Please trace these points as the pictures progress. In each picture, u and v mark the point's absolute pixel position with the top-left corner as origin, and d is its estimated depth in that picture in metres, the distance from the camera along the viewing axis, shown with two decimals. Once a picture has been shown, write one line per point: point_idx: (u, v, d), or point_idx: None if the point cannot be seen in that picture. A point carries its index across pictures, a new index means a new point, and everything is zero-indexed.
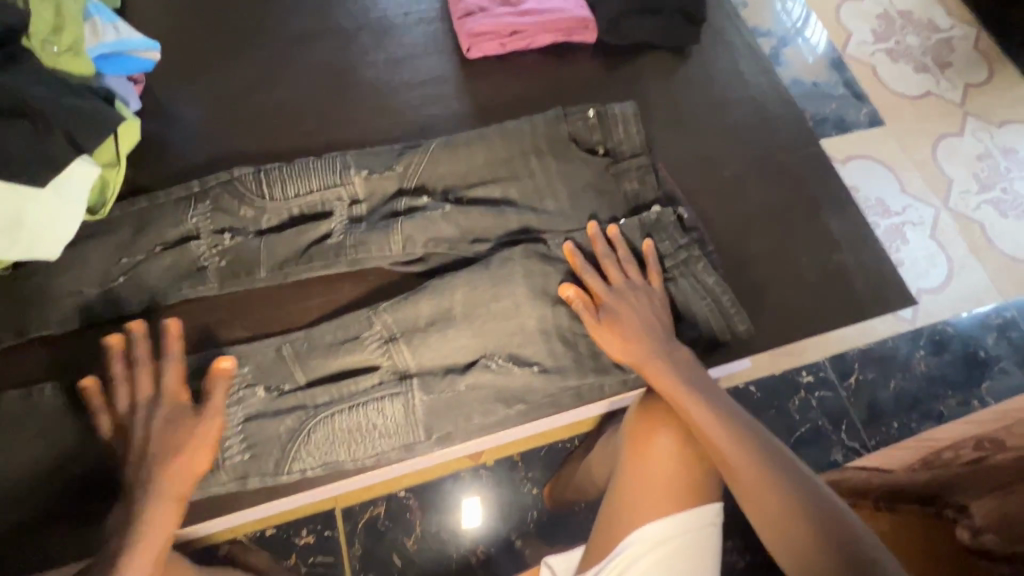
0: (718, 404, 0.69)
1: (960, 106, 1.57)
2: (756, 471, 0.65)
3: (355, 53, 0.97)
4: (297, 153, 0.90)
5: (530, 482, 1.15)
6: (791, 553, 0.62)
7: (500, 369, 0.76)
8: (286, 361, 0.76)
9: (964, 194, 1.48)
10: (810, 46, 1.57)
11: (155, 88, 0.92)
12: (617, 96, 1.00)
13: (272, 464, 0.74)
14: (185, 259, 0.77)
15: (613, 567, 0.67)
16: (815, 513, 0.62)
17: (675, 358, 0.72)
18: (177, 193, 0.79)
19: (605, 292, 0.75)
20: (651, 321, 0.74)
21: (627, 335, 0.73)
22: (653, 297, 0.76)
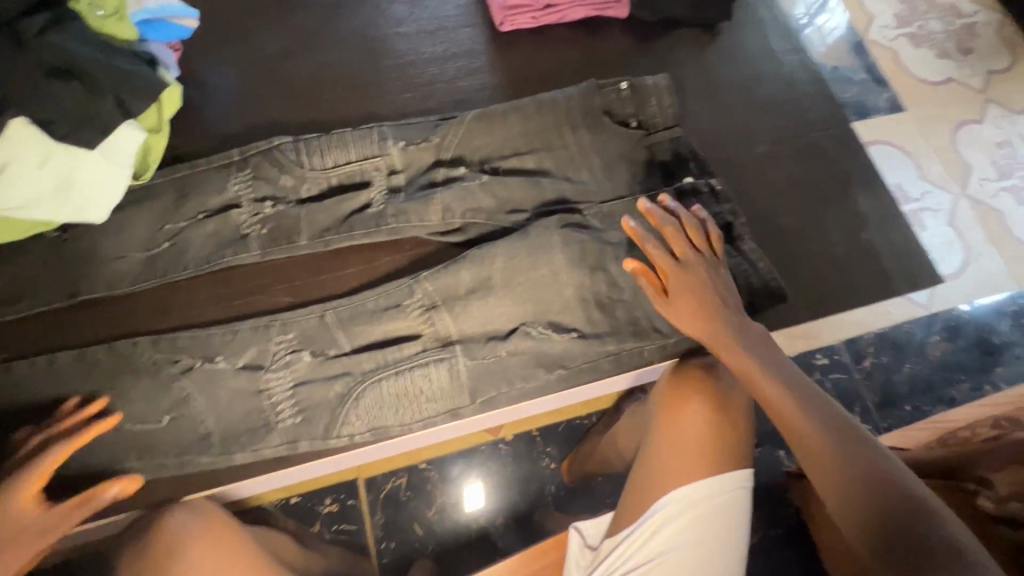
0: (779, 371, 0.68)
1: (981, 92, 1.56)
2: (823, 440, 0.62)
3: (386, 24, 0.97)
4: (332, 124, 0.91)
5: (548, 457, 1.17)
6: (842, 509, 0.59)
7: (542, 335, 0.78)
8: (330, 327, 0.77)
9: (983, 181, 1.48)
10: (832, 30, 1.56)
11: (191, 56, 0.92)
12: (647, 72, 1.00)
13: (322, 428, 0.76)
14: (227, 227, 0.79)
15: (646, 530, 0.69)
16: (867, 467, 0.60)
17: (726, 315, 0.73)
18: (218, 162, 0.80)
19: (672, 266, 0.75)
20: (715, 292, 0.74)
21: (694, 305, 0.73)
22: (717, 269, 0.77)
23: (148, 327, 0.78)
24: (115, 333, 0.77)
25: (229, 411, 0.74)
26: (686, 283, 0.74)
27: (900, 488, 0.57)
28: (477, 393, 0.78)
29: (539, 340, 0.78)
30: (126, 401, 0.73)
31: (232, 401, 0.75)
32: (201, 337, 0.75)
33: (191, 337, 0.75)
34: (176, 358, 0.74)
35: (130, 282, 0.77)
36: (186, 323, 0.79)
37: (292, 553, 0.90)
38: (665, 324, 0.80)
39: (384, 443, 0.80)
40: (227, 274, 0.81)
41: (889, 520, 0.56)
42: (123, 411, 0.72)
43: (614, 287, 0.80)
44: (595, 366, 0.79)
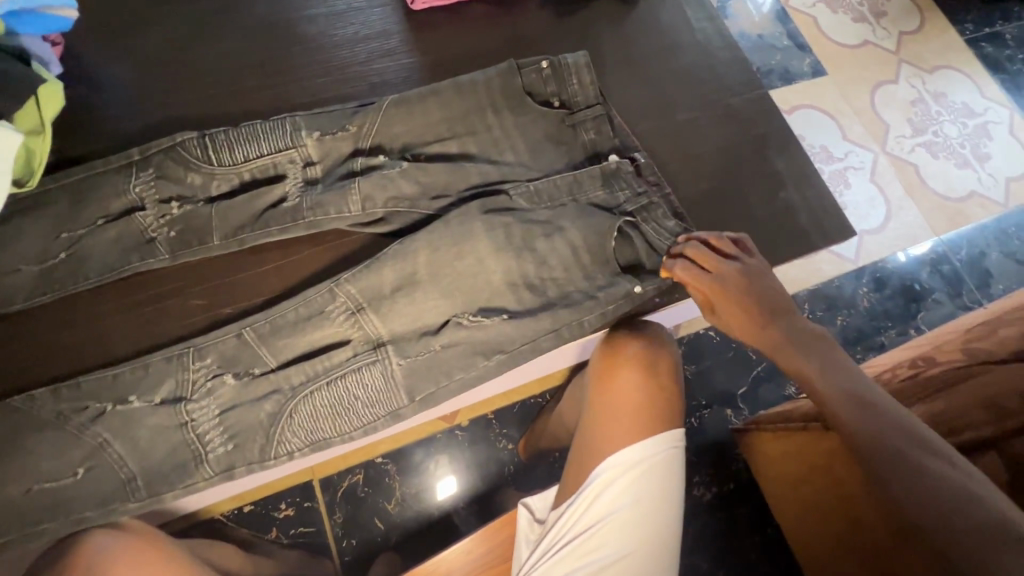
0: (832, 364, 0.70)
1: (895, 53, 1.63)
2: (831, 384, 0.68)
3: (293, 7, 0.93)
4: (241, 115, 0.87)
5: (505, 438, 1.18)
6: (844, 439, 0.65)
7: (475, 324, 0.77)
8: (251, 344, 0.74)
9: (900, 138, 1.56)
10: (755, 3, 1.61)
11: (79, 51, 0.86)
12: (568, 46, 1.00)
13: (257, 451, 0.73)
14: (131, 231, 0.74)
15: (591, 518, 0.70)
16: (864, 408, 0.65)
17: (756, 282, 0.77)
18: (116, 162, 0.75)
19: (716, 283, 0.76)
20: (752, 292, 0.76)
21: (744, 312, 0.76)
22: (746, 266, 0.78)
23: (56, 365, 0.72)
24: (17, 363, 0.72)
25: (151, 451, 0.69)
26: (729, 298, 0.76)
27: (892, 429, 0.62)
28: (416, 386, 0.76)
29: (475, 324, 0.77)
30: (31, 456, 0.66)
31: (152, 436, 0.70)
32: (117, 377, 0.71)
33: (99, 379, 0.70)
34: (82, 405, 0.69)
35: (26, 297, 0.72)
36: (102, 362, 0.73)
37: (242, 566, 0.88)
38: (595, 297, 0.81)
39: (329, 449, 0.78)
40: (141, 286, 0.77)
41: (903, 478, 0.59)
42: (28, 471, 0.66)
43: (542, 266, 0.80)
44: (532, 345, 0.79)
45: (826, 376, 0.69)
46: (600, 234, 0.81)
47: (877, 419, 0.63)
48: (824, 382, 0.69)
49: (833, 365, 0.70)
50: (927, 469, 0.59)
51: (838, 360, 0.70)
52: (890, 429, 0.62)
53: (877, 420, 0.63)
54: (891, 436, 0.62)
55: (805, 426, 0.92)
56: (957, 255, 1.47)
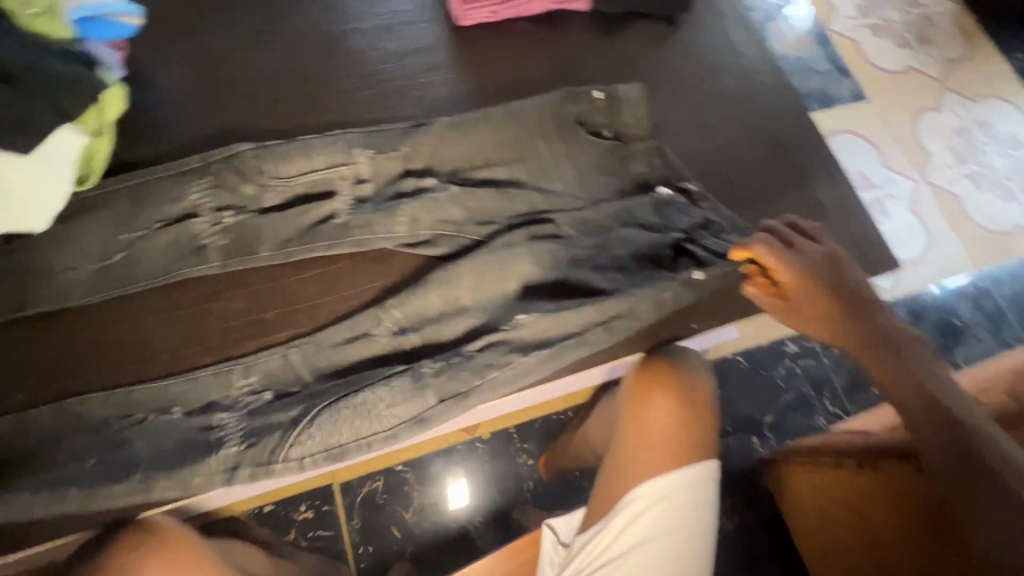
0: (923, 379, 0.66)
1: (939, 80, 1.60)
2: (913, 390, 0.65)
3: (342, 19, 0.95)
4: (288, 123, 0.89)
5: (526, 454, 1.17)
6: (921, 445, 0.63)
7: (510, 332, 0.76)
8: (294, 366, 0.75)
9: (942, 167, 1.52)
10: (792, 25, 1.59)
11: (138, 56, 0.89)
12: (610, 66, 1.00)
13: (267, 453, 0.71)
14: (186, 237, 0.76)
15: (619, 546, 0.69)
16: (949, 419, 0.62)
17: (841, 275, 0.73)
18: (176, 167, 0.77)
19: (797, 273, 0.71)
20: (835, 288, 0.72)
21: (827, 305, 0.71)
22: (828, 259, 0.73)
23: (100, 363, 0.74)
24: (62, 358, 0.74)
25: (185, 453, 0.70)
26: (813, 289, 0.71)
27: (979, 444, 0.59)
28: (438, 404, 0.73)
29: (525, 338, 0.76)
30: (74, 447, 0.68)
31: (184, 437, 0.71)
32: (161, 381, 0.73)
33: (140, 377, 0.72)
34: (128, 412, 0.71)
35: (80, 295, 0.74)
36: (144, 363, 0.75)
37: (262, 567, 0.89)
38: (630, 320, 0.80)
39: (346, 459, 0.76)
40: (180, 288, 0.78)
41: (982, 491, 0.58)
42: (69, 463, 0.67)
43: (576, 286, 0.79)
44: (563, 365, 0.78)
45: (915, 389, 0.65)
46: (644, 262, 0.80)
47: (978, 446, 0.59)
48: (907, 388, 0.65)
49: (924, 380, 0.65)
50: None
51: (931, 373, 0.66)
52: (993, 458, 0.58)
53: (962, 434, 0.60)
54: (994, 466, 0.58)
55: (836, 463, 0.90)
56: (999, 291, 1.42)
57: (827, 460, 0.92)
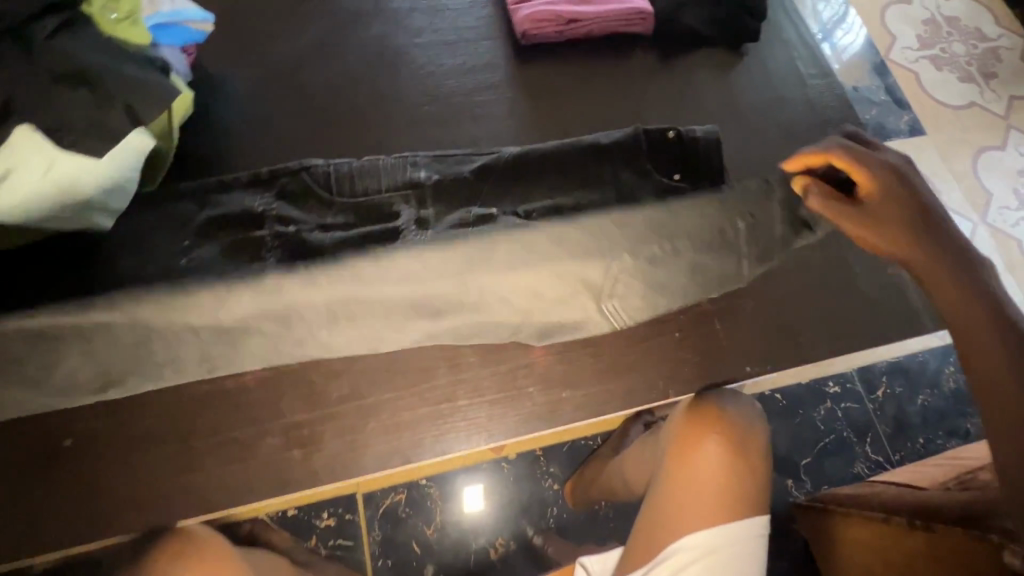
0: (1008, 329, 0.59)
1: (1003, 119, 1.65)
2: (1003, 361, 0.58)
3: (406, 34, 0.96)
4: (346, 133, 0.89)
5: (551, 478, 1.14)
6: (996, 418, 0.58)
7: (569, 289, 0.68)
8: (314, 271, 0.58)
9: (1003, 209, 1.56)
10: (840, 48, 1.63)
11: (205, 61, 0.91)
12: (670, 91, 0.98)
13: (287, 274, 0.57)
14: (247, 245, 0.72)
15: None
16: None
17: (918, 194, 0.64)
18: (244, 178, 0.78)
19: (865, 175, 0.62)
20: (908, 197, 0.63)
21: (903, 220, 0.63)
22: (897, 164, 0.64)
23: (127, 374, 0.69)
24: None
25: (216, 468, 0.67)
26: (886, 197, 0.62)
27: None
28: (478, 433, 0.72)
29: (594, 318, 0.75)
30: (108, 449, 0.67)
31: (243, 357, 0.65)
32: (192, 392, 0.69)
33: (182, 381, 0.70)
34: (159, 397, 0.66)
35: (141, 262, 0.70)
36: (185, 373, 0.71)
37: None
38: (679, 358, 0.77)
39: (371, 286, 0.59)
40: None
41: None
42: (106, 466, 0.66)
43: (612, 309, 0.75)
44: (609, 402, 0.75)
45: (995, 338, 0.59)
46: (710, 265, 0.74)
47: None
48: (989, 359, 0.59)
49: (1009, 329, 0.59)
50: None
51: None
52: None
53: None
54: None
55: (883, 518, 0.86)
56: None
57: (875, 514, 0.88)
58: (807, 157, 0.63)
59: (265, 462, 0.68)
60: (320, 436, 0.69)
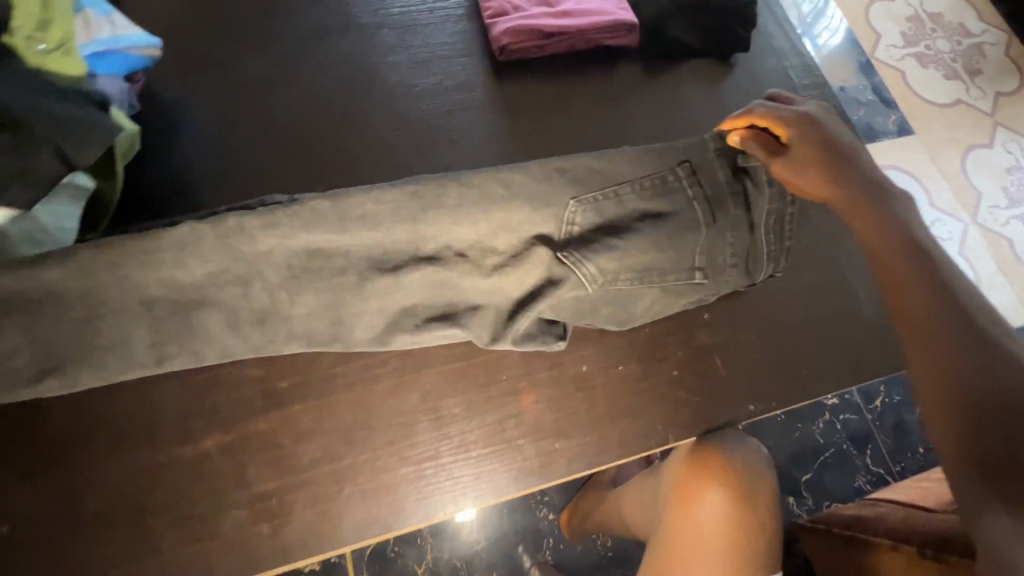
0: (923, 258, 0.55)
1: (990, 116, 1.63)
2: (935, 305, 0.52)
3: (376, 51, 0.90)
4: (312, 162, 0.83)
5: (546, 507, 1.09)
6: (929, 374, 0.50)
7: (567, 262, 0.66)
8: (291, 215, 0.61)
9: (993, 208, 1.54)
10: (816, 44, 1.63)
11: (156, 86, 0.83)
12: (657, 106, 0.93)
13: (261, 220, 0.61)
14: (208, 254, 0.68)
15: None
16: (961, 337, 0.50)
17: (843, 147, 0.64)
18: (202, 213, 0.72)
19: (784, 121, 0.64)
20: (829, 142, 0.63)
21: (827, 163, 0.62)
22: (819, 116, 0.65)
23: (74, 448, 0.63)
24: (28, 443, 0.63)
25: (174, 547, 0.60)
26: (809, 140, 0.63)
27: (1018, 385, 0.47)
28: (464, 493, 0.65)
29: (559, 285, 0.67)
30: (53, 529, 0.60)
31: (204, 345, 0.65)
32: (146, 462, 0.63)
33: (135, 449, 0.63)
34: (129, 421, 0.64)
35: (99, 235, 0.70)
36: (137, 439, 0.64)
37: None
38: (677, 399, 0.72)
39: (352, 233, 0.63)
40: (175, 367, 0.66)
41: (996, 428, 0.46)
42: (49, 549, 0.60)
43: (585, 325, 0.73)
44: (606, 450, 0.69)
45: (907, 263, 0.56)
46: (692, 209, 0.69)
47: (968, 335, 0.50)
48: (920, 301, 0.53)
49: (924, 259, 0.55)
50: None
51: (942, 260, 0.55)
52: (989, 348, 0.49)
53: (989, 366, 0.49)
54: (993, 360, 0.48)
55: (894, 547, 0.81)
56: None
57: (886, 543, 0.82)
58: (737, 120, 0.65)
59: (228, 540, 0.61)
60: (288, 507, 0.63)
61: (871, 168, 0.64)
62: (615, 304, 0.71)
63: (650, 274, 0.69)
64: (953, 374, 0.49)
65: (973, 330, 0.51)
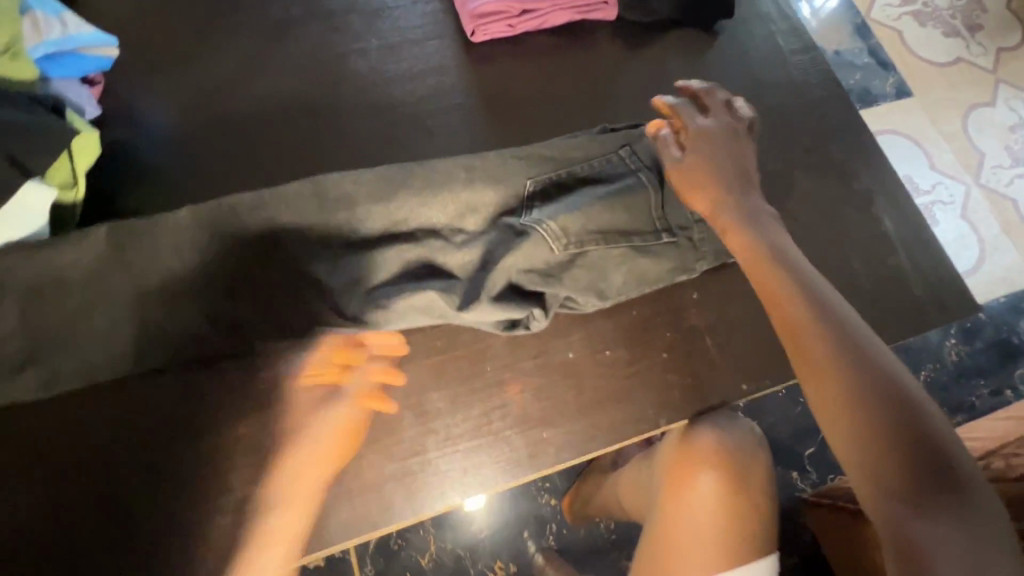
0: (799, 281, 0.59)
1: (992, 73, 1.57)
2: (804, 306, 0.57)
3: (344, 39, 0.87)
4: (282, 157, 0.80)
5: (549, 493, 1.08)
6: (802, 367, 0.56)
7: (528, 227, 0.68)
8: (268, 201, 0.67)
9: (997, 168, 1.49)
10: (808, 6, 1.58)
11: (119, 88, 0.81)
12: (639, 79, 0.89)
13: (245, 206, 0.67)
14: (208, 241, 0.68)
15: None
16: (826, 335, 0.55)
17: (733, 164, 0.68)
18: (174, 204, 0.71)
19: (688, 129, 0.70)
20: (720, 160, 0.68)
21: (715, 180, 0.67)
22: (718, 132, 0.70)
23: (57, 461, 0.62)
24: (11, 460, 0.62)
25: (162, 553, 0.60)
26: (702, 158, 0.68)
27: (870, 379, 0.53)
28: (451, 487, 0.64)
29: (523, 242, 0.67)
30: (38, 541, 0.60)
31: (185, 338, 0.65)
32: (129, 472, 0.62)
33: (117, 459, 0.62)
34: (111, 432, 0.63)
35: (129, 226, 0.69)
36: (119, 448, 0.63)
37: None
38: (667, 383, 0.70)
39: (322, 213, 0.67)
40: (153, 374, 0.65)
41: (856, 418, 0.52)
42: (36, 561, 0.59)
43: (571, 308, 0.70)
44: (595, 438, 0.68)
45: (790, 290, 0.58)
46: (638, 176, 0.71)
47: (848, 354, 0.54)
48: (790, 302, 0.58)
49: (801, 282, 0.59)
50: (897, 418, 0.51)
51: (805, 274, 0.59)
52: (864, 362, 0.54)
53: (845, 359, 0.54)
54: (862, 376, 0.53)
55: None
56: None
57: None
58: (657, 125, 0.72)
59: (214, 546, 0.61)
60: (274, 509, 0.62)
61: (754, 188, 0.68)
62: (590, 270, 0.69)
63: (613, 235, 0.69)
64: (833, 390, 0.53)
65: (831, 329, 0.56)
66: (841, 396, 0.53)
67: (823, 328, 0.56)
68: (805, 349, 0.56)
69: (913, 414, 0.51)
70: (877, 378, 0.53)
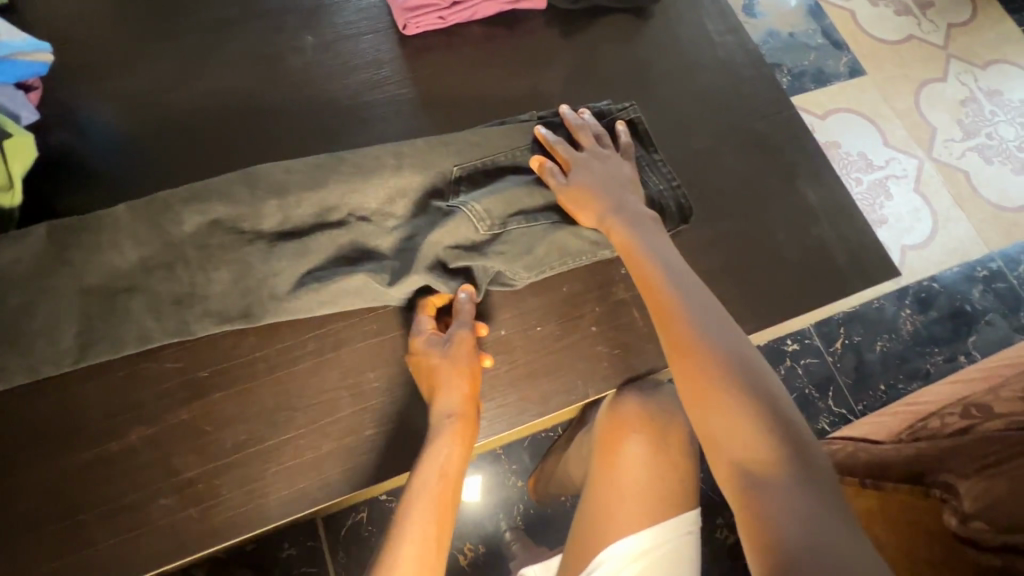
0: (676, 279, 0.64)
1: (942, 49, 1.61)
2: (673, 295, 0.62)
3: (283, 37, 0.89)
4: (223, 154, 0.82)
5: (515, 475, 1.11)
6: (671, 350, 0.60)
7: (453, 208, 0.71)
8: (202, 194, 0.69)
9: (948, 142, 1.53)
10: None
11: (60, 92, 0.83)
12: (573, 66, 0.92)
13: (179, 199, 0.69)
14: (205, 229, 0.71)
15: None
16: (690, 320, 0.61)
17: (613, 179, 0.72)
18: None
19: (571, 156, 0.73)
20: (602, 178, 0.72)
21: (594, 195, 0.71)
22: (598, 155, 0.74)
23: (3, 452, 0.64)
24: None
25: (109, 534, 0.63)
26: (585, 179, 0.71)
27: (726, 359, 0.58)
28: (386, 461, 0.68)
29: (449, 223, 0.70)
30: None
31: (125, 330, 0.67)
32: (75, 459, 0.65)
33: (64, 448, 0.65)
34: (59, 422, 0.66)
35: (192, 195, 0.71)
36: (65, 437, 0.65)
37: None
38: (595, 355, 0.74)
39: (255, 203, 0.69)
40: (97, 366, 0.68)
41: (715, 393, 0.57)
42: None
43: (502, 283, 0.72)
44: (526, 409, 0.71)
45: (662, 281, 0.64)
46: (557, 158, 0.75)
47: (709, 338, 0.59)
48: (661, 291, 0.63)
49: (677, 280, 0.64)
50: (749, 393, 0.56)
51: (676, 270, 0.65)
52: (728, 351, 0.59)
53: (705, 341, 0.59)
54: (720, 358, 0.58)
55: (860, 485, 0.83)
56: (1013, 271, 1.42)
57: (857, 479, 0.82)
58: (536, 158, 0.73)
59: (159, 525, 0.64)
60: (215, 490, 0.65)
61: (637, 200, 0.72)
62: (516, 247, 0.71)
63: (535, 212, 0.72)
64: (696, 368, 0.58)
65: (694, 316, 0.61)
66: (703, 374, 0.58)
67: (686, 315, 0.61)
68: (672, 333, 0.61)
69: (772, 405, 0.56)
70: (733, 358, 0.58)
